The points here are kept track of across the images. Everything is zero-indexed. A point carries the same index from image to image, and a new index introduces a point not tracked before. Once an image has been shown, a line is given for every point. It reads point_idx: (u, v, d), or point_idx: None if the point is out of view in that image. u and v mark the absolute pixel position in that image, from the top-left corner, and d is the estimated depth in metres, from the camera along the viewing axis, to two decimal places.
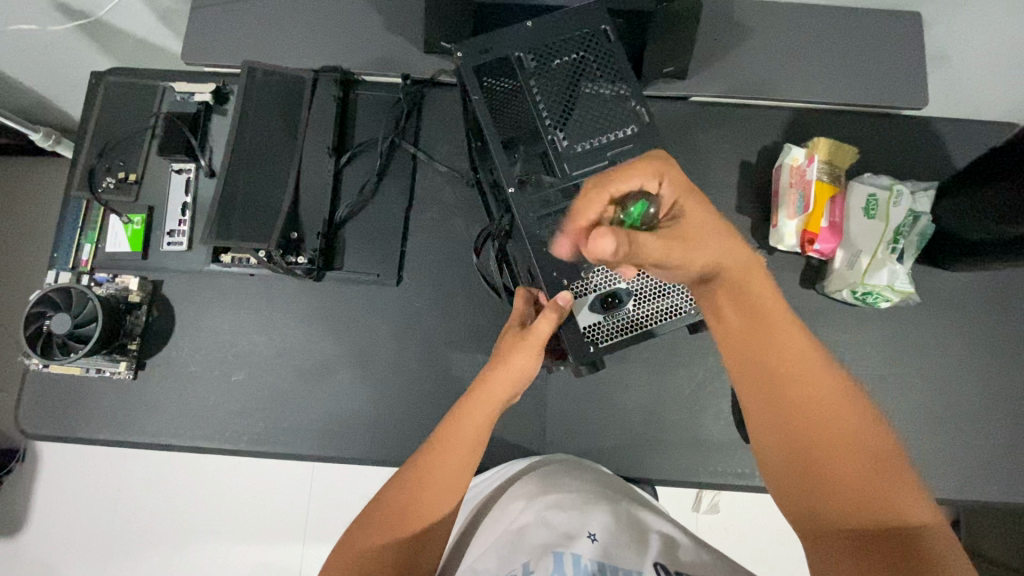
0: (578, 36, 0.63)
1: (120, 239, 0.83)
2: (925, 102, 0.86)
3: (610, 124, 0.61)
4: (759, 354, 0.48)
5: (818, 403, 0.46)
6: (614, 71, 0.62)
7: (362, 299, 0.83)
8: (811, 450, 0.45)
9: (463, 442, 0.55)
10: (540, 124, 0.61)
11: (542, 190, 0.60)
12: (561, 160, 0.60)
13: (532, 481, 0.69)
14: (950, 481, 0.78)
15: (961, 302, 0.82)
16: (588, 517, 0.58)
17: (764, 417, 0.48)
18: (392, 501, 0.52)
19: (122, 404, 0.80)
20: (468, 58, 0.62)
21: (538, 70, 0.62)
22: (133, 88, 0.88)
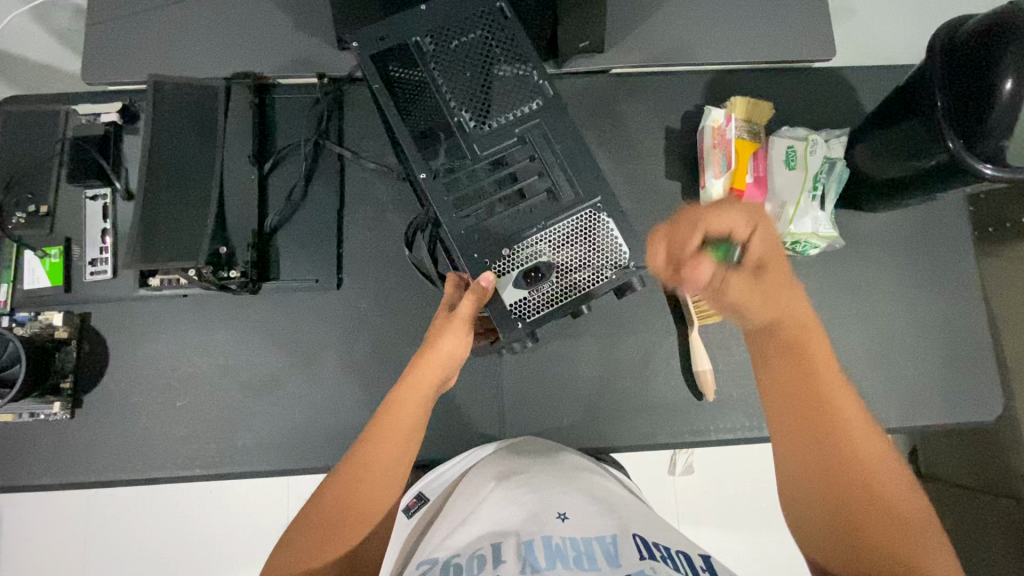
0: (477, 15, 0.63)
1: (38, 276, 0.79)
2: (833, 52, 0.89)
3: (516, 100, 0.61)
4: (804, 388, 0.50)
5: (850, 442, 0.48)
6: (515, 47, 0.62)
7: (304, 306, 0.81)
8: (851, 484, 0.47)
9: (403, 430, 0.57)
10: (446, 108, 0.61)
11: (454, 174, 0.60)
12: (470, 142, 0.60)
13: (499, 466, 0.68)
14: (891, 410, 0.82)
15: (884, 239, 0.86)
16: (557, 502, 0.59)
17: (799, 449, 0.49)
18: (330, 498, 0.53)
19: (63, 446, 0.76)
20: (364, 49, 0.61)
21: (437, 53, 0.62)
22: (30, 114, 0.82)
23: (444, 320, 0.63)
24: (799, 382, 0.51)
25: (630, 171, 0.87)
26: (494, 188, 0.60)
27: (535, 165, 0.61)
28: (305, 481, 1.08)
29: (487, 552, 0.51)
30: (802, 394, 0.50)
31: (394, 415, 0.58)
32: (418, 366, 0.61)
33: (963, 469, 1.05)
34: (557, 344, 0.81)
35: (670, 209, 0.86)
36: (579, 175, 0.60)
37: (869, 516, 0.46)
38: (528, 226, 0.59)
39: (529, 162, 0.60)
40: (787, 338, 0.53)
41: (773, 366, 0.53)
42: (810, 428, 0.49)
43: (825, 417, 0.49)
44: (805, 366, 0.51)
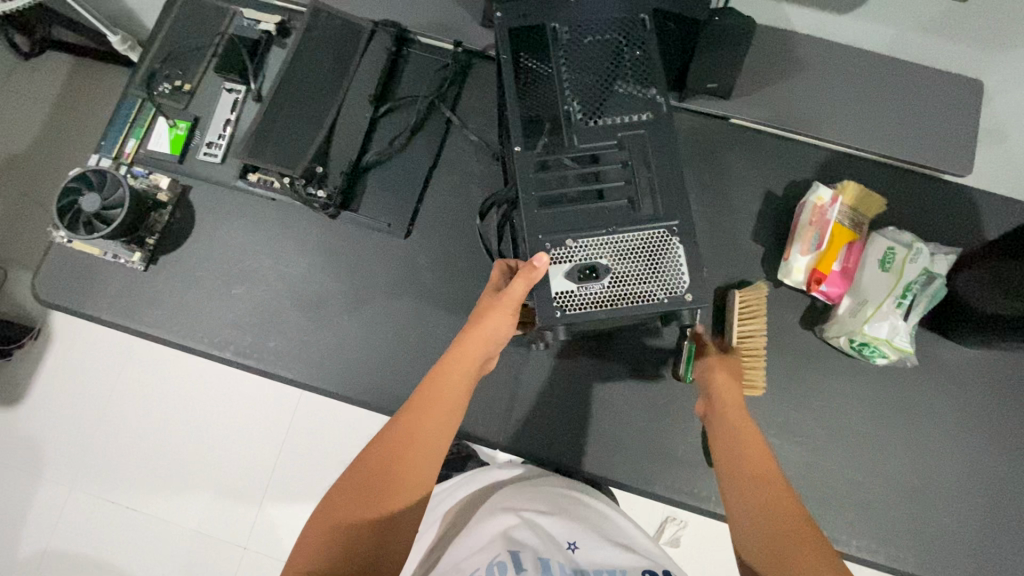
0: (618, 20, 0.65)
1: (162, 140, 0.88)
2: (966, 169, 0.84)
3: (628, 107, 0.62)
4: (744, 450, 0.61)
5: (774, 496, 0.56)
6: (642, 58, 0.64)
7: (370, 244, 0.86)
8: (782, 525, 0.53)
9: (439, 410, 0.59)
10: (561, 95, 0.63)
11: (547, 158, 0.61)
12: (572, 133, 0.62)
13: (513, 492, 0.72)
14: (911, 552, 0.75)
15: (962, 375, 0.79)
16: (559, 528, 0.63)
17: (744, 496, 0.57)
18: (373, 465, 0.55)
19: (129, 292, 0.84)
20: (505, 20, 0.64)
21: (569, 44, 0.64)
22: (204, 5, 0.92)
23: (491, 300, 0.64)
24: (741, 447, 0.61)
25: (716, 221, 0.86)
26: (578, 182, 0.61)
27: (626, 173, 0.61)
28: (315, 406, 1.16)
29: (506, 566, 0.55)
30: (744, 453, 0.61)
31: (433, 397, 0.60)
32: (465, 344, 0.63)
33: None
34: (586, 361, 0.81)
35: (744, 270, 0.84)
36: (664, 193, 0.60)
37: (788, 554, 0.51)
38: (599, 226, 0.60)
39: (620, 167, 0.61)
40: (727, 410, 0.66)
41: (725, 434, 0.63)
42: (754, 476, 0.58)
43: (757, 471, 0.58)
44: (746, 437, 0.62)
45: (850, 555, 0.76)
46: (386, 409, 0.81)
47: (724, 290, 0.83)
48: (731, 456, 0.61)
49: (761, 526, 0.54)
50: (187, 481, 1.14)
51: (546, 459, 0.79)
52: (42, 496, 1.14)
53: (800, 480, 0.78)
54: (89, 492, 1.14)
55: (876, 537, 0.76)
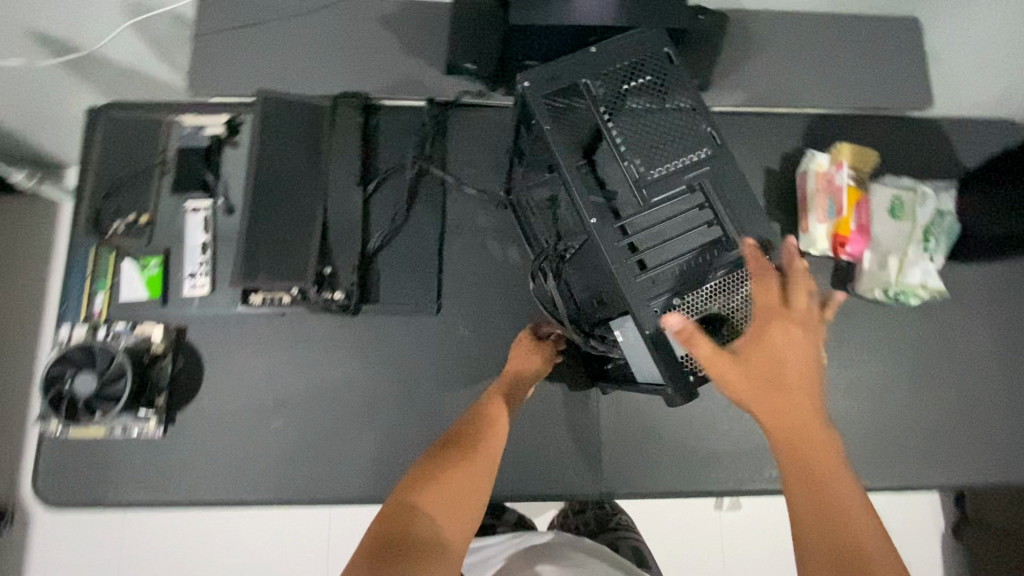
0: (643, 59, 0.63)
1: (136, 286, 0.78)
2: (930, 102, 0.90)
3: (684, 146, 0.60)
4: (806, 451, 0.47)
5: (833, 500, 0.46)
6: (678, 93, 0.62)
7: (401, 331, 0.80)
8: (844, 536, 0.44)
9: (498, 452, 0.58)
10: (616, 151, 0.60)
11: (619, 217, 0.59)
12: (641, 187, 0.59)
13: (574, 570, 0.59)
14: (986, 465, 0.81)
15: (984, 292, 0.85)
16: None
17: (799, 493, 0.47)
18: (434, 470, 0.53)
19: (154, 463, 0.74)
20: (534, 87, 0.62)
21: (607, 96, 0.61)
22: (134, 123, 0.82)
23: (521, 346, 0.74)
24: (806, 440, 0.48)
25: None
26: (660, 234, 0.58)
27: (704, 214, 0.59)
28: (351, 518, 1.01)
29: None
30: (801, 442, 0.48)
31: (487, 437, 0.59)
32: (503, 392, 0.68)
33: None
34: None
35: None
36: (748, 224, 0.58)
37: (858, 561, 0.42)
38: (700, 275, 0.57)
39: (698, 210, 0.59)
40: (780, 374, 0.49)
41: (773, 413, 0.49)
42: (806, 478, 0.47)
43: (819, 473, 0.47)
44: (800, 430, 0.48)
45: (935, 487, 0.81)
46: None
47: None
48: (785, 438, 0.48)
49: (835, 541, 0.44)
50: None
51: (647, 493, 0.78)
52: None
53: (875, 434, 0.82)
54: None
55: (953, 463, 0.81)
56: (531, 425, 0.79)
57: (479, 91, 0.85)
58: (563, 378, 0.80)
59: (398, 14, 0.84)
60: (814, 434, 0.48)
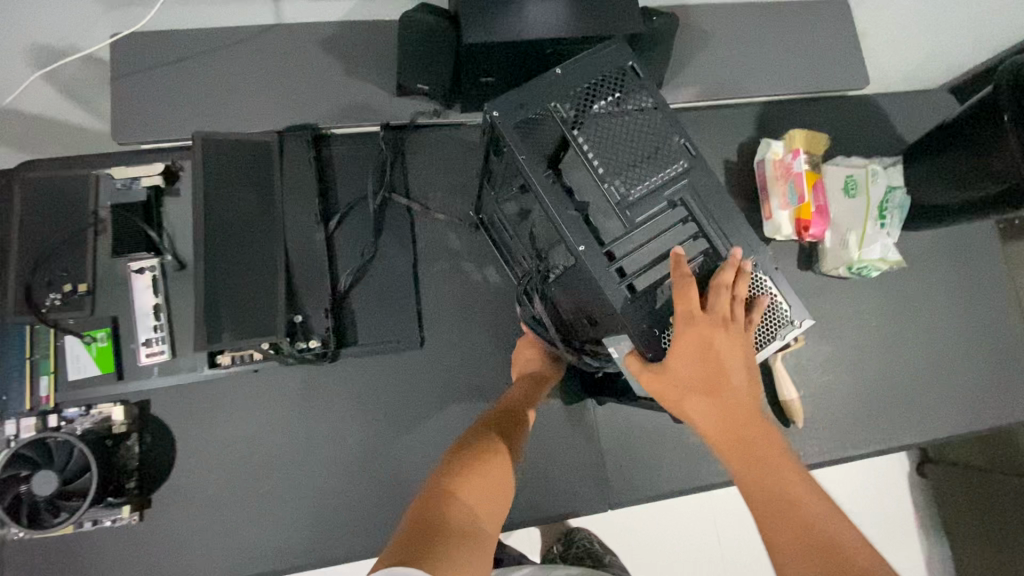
0: (610, 75, 0.61)
1: (84, 363, 0.71)
2: (867, 80, 0.93)
3: (662, 161, 0.59)
4: (742, 435, 0.49)
5: (773, 473, 0.47)
6: (649, 106, 0.61)
7: (385, 370, 0.77)
8: (782, 502, 0.45)
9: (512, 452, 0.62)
10: (596, 175, 0.58)
11: (606, 243, 0.58)
12: (624, 210, 0.58)
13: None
14: (953, 418, 0.87)
15: (933, 256, 0.91)
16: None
17: (746, 476, 0.48)
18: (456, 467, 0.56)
19: (134, 553, 0.68)
20: (503, 120, 0.60)
21: (579, 118, 0.59)
22: (57, 182, 0.74)
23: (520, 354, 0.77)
24: (743, 425, 0.50)
25: None
26: (648, 253, 0.59)
27: (686, 229, 0.60)
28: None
29: None
30: (738, 428, 0.50)
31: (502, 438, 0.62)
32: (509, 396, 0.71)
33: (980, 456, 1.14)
34: None
35: None
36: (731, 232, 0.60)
37: (806, 525, 0.44)
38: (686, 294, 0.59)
39: (681, 225, 0.60)
40: (707, 366, 0.52)
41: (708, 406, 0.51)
42: (750, 461, 0.48)
43: (757, 450, 0.48)
44: (736, 417, 0.50)
45: (914, 446, 0.86)
46: None
47: None
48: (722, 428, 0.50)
49: (776, 511, 0.45)
50: None
51: (654, 497, 0.78)
52: None
53: (855, 404, 0.85)
54: None
55: (926, 420, 0.86)
56: (533, 447, 0.77)
57: (435, 110, 0.81)
58: (557, 394, 0.79)
59: (337, 37, 0.79)
60: (750, 431, 0.50)
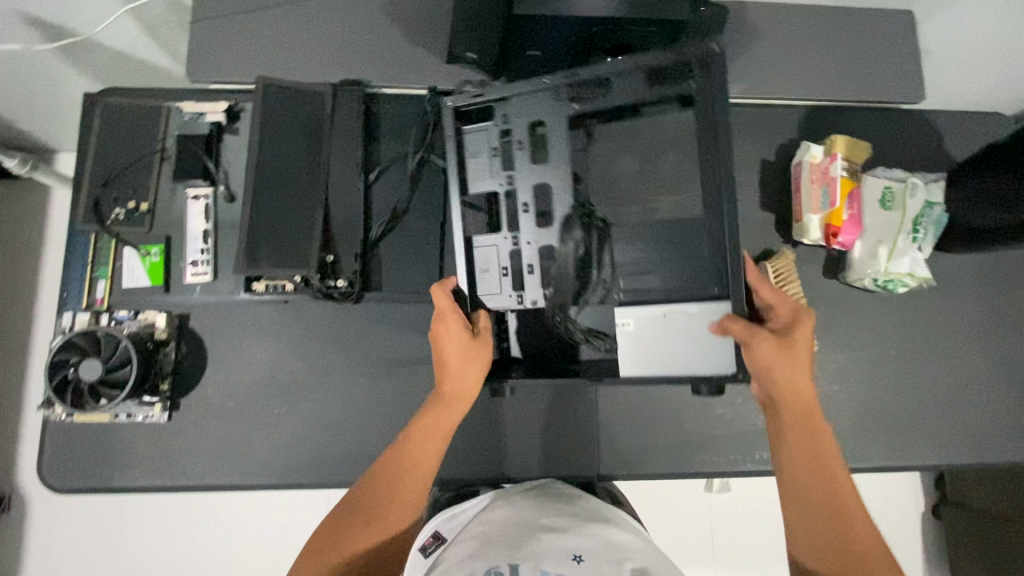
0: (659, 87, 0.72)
1: (138, 273, 0.78)
2: (922, 95, 0.91)
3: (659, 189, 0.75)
4: (811, 420, 0.60)
5: (828, 455, 0.59)
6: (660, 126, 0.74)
7: (402, 318, 0.81)
8: (826, 481, 0.58)
9: (407, 483, 0.64)
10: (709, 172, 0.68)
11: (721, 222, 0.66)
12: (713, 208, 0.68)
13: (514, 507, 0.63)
14: (965, 446, 0.85)
15: (968, 281, 0.88)
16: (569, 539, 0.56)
17: (803, 450, 0.59)
18: (348, 515, 0.62)
19: (158, 448, 0.75)
20: (718, 65, 0.63)
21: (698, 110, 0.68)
22: (134, 109, 0.81)
23: (438, 327, 0.70)
24: (813, 414, 0.61)
25: None
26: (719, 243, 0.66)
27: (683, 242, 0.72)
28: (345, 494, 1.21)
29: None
30: (808, 415, 0.61)
31: (390, 472, 0.64)
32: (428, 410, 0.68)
33: (993, 498, 1.11)
34: None
35: (764, 240, 0.88)
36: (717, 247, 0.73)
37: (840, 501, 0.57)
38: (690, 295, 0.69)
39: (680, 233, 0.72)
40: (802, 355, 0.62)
41: (790, 388, 0.61)
42: (811, 441, 0.60)
43: (819, 436, 0.60)
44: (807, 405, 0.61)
45: (920, 467, 0.84)
46: (475, 478, 0.79)
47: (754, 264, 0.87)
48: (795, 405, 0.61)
49: (816, 482, 0.58)
50: None
51: (643, 475, 0.80)
52: None
53: (861, 416, 0.85)
54: None
55: (936, 443, 0.85)
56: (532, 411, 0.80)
57: (481, 80, 0.84)
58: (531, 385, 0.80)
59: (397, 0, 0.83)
60: (817, 418, 0.61)
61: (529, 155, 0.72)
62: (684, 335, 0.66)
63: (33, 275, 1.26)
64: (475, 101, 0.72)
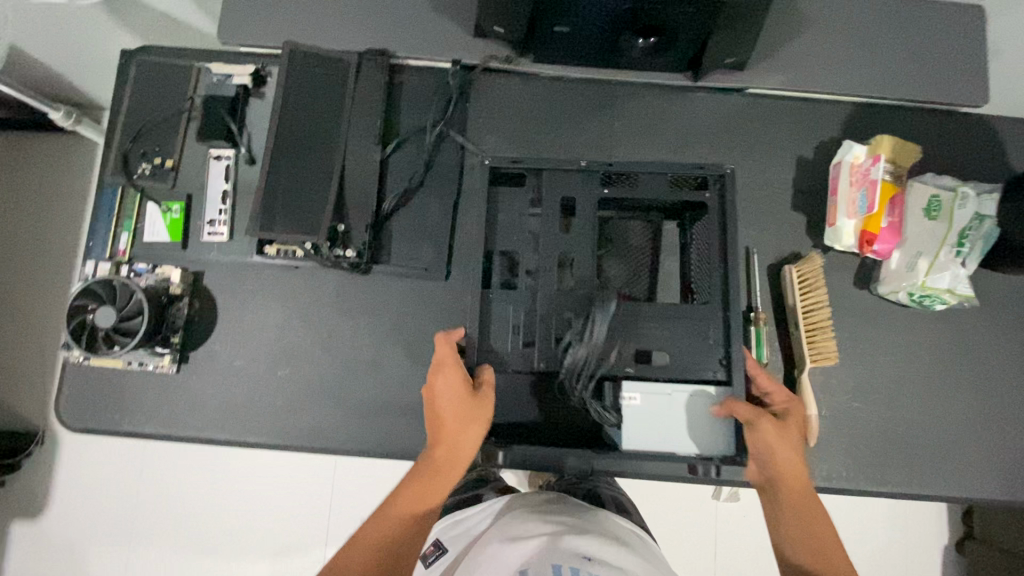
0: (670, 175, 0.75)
1: (158, 228, 0.80)
2: (985, 99, 0.83)
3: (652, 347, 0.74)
4: (807, 495, 0.63)
5: (824, 530, 0.61)
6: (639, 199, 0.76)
7: (408, 294, 0.81)
8: (824, 551, 0.60)
9: (438, 486, 0.63)
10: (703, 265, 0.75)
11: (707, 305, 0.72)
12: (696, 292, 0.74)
13: (512, 511, 0.70)
14: (994, 481, 0.79)
15: (1014, 304, 0.82)
16: (581, 542, 0.60)
17: (800, 527, 0.61)
18: (383, 522, 0.60)
19: (165, 398, 0.78)
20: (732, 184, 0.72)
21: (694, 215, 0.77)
22: (166, 68, 0.83)
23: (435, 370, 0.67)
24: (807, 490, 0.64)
25: (751, 198, 0.84)
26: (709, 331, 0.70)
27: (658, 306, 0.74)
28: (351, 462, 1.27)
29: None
30: (804, 491, 0.63)
31: (425, 481, 0.62)
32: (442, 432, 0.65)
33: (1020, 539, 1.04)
34: None
35: (792, 242, 0.83)
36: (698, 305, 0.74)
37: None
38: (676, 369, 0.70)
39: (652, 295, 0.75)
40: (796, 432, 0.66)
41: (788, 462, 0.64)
42: (807, 516, 0.62)
43: (813, 509, 0.62)
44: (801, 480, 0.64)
45: (941, 498, 0.78)
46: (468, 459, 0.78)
47: (777, 267, 0.82)
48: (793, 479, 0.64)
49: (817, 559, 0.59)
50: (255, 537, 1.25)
51: None
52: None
53: (881, 437, 0.79)
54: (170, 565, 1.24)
55: (962, 475, 0.78)
56: None
57: (506, 57, 0.83)
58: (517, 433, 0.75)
59: None
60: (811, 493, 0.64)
61: (557, 219, 0.73)
62: (673, 413, 0.67)
63: (76, 228, 1.33)
64: (513, 166, 0.76)
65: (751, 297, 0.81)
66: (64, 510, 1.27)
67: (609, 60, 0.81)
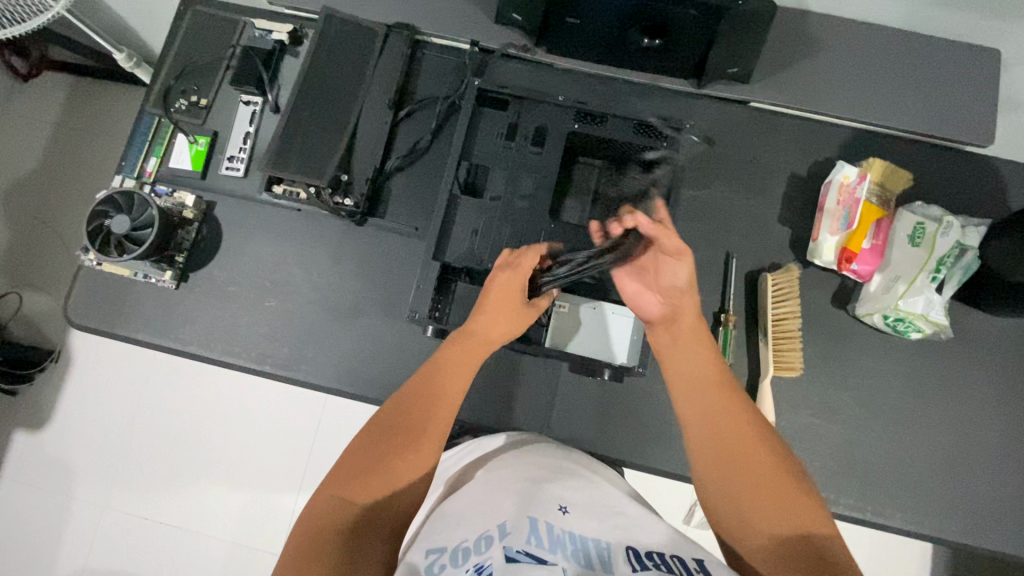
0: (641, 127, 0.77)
1: (183, 157, 0.88)
2: (989, 140, 0.83)
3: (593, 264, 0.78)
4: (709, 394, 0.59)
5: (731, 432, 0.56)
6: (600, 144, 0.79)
7: (396, 248, 0.86)
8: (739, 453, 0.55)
9: (440, 412, 0.60)
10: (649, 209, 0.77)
11: None
12: None
13: (501, 458, 0.67)
14: (955, 521, 0.76)
15: (995, 344, 0.80)
16: (561, 490, 0.58)
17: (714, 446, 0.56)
18: (375, 444, 0.56)
19: (162, 310, 0.84)
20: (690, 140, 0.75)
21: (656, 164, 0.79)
22: (216, 19, 0.92)
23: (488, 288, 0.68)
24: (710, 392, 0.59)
25: (739, 205, 0.86)
26: None
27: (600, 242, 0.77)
28: (336, 413, 1.32)
29: (494, 531, 0.51)
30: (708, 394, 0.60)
31: (428, 404, 0.60)
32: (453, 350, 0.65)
33: None
34: None
35: (773, 253, 0.84)
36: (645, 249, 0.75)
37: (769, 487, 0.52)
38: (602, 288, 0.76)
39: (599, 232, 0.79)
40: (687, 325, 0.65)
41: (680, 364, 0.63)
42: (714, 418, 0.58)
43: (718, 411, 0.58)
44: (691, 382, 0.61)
45: (895, 529, 0.77)
46: None
47: (755, 274, 0.84)
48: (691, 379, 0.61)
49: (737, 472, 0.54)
50: (230, 476, 1.30)
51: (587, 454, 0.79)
52: (111, 504, 1.30)
53: (840, 457, 0.78)
54: (149, 492, 1.30)
55: (919, 508, 0.77)
56: (495, 364, 0.81)
57: (525, 45, 0.88)
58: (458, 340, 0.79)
59: None
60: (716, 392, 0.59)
61: (528, 150, 0.77)
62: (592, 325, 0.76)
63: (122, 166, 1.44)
64: (500, 91, 0.78)
65: (725, 298, 0.82)
66: (64, 423, 1.34)
67: (618, 59, 0.85)
